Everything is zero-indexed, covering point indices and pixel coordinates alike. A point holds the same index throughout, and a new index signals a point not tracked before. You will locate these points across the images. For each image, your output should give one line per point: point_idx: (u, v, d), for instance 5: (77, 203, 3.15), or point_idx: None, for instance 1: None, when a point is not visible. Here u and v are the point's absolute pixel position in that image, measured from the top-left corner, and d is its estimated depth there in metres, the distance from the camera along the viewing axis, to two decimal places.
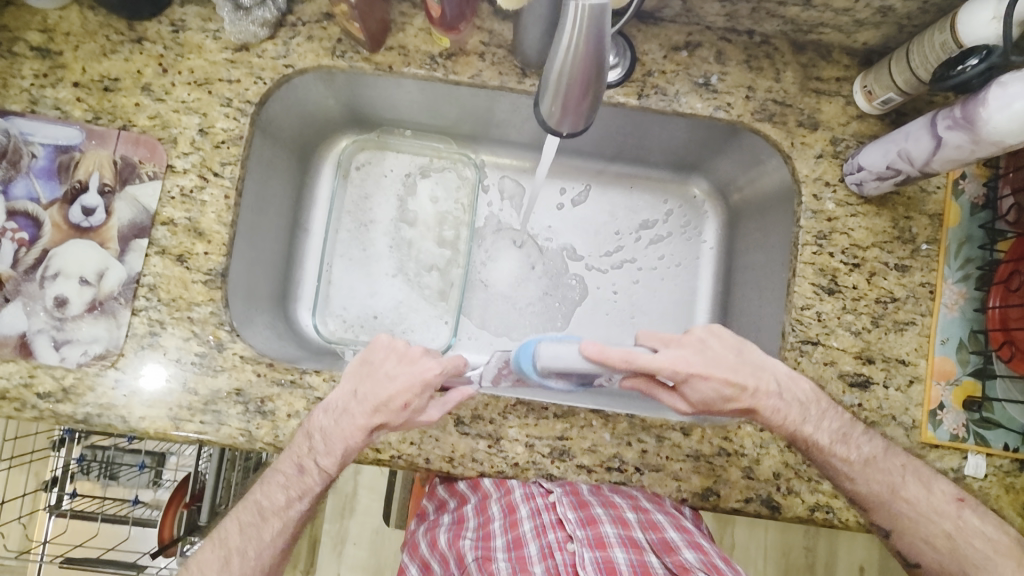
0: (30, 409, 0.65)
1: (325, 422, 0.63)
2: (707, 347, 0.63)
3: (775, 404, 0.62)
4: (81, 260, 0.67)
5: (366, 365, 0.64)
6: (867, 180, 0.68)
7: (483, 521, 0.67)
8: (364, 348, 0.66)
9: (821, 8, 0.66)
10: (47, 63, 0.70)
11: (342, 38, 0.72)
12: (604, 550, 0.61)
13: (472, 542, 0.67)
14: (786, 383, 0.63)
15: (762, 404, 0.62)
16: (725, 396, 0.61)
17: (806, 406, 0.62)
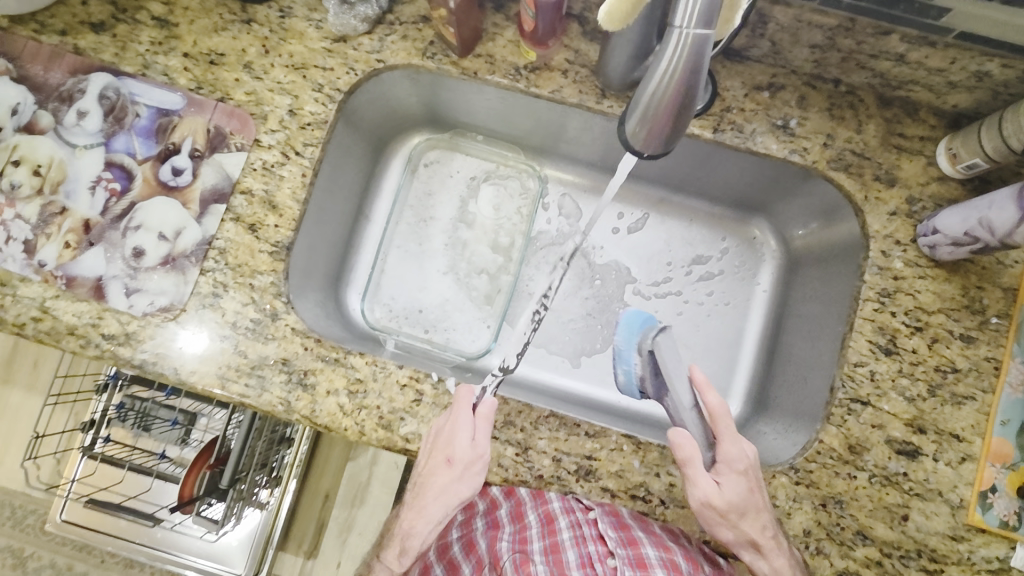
0: (93, 347, 0.69)
1: (438, 483, 0.64)
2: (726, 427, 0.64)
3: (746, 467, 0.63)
4: (162, 216, 0.72)
5: (437, 435, 0.66)
6: (941, 244, 0.66)
7: (519, 529, 0.71)
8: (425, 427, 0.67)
9: (915, 64, 0.65)
10: (163, 32, 0.76)
11: (434, 41, 0.75)
12: (644, 571, 0.63)
13: (509, 545, 0.71)
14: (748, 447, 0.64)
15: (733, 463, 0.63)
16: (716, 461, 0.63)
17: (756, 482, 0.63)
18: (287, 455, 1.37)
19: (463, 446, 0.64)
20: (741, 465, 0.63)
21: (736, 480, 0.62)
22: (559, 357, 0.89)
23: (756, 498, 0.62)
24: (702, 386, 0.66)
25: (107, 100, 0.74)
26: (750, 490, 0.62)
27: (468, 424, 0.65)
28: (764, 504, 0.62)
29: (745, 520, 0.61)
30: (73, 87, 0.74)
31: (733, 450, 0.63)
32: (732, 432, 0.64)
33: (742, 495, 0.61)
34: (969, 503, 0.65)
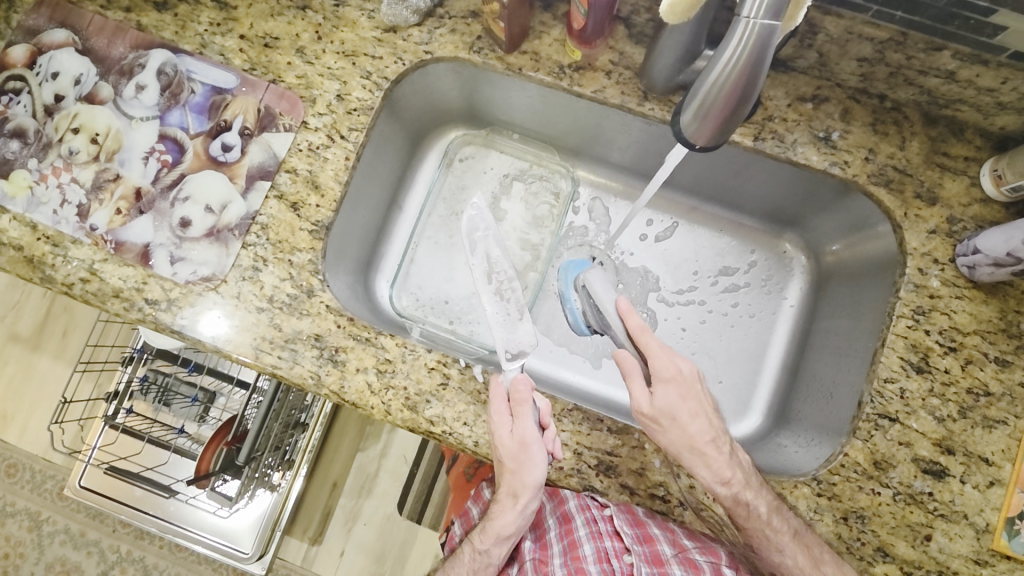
0: (136, 311, 0.71)
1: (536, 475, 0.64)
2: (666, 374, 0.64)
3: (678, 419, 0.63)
4: (209, 190, 0.74)
5: (516, 449, 0.63)
6: (981, 265, 0.65)
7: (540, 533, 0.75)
8: (502, 447, 0.63)
9: (964, 83, 0.65)
10: (222, 14, 0.78)
11: (482, 36, 0.76)
12: (661, 567, 0.66)
13: (531, 545, 0.75)
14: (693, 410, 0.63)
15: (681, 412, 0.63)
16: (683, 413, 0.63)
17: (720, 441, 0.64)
18: (301, 440, 1.38)
19: (505, 441, 0.63)
20: (671, 376, 0.64)
21: (668, 389, 0.63)
22: (581, 357, 0.89)
23: (694, 404, 0.64)
24: (624, 310, 0.68)
25: (165, 76, 0.77)
26: (683, 396, 0.63)
27: (503, 418, 0.64)
28: (703, 412, 0.64)
29: (681, 421, 0.63)
30: (133, 61, 0.77)
31: (665, 364, 0.64)
32: (663, 347, 0.65)
33: (673, 402, 0.63)
34: (995, 528, 0.64)
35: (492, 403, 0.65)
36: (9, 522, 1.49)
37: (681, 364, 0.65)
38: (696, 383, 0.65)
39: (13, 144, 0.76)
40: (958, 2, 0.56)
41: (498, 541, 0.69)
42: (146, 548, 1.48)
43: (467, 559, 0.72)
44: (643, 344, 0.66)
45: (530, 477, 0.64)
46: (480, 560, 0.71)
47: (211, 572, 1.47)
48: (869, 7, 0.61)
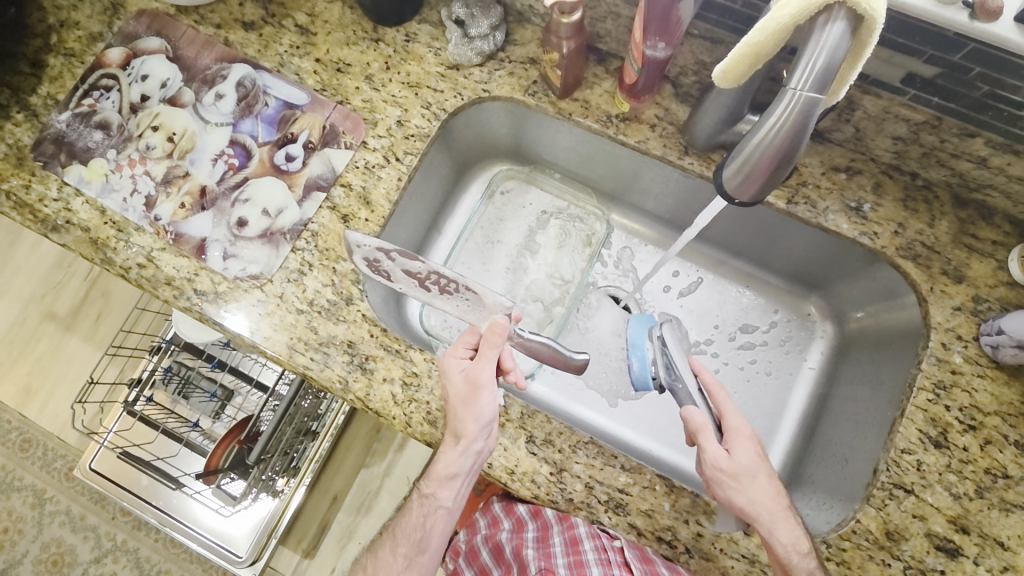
0: (185, 299, 0.75)
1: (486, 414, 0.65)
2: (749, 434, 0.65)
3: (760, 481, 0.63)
4: (268, 195, 0.79)
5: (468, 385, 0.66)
6: (1005, 346, 0.66)
7: (544, 546, 0.75)
8: (449, 382, 0.67)
9: (995, 170, 0.67)
10: (302, 39, 0.85)
11: (537, 81, 0.82)
12: None
13: (534, 553, 0.75)
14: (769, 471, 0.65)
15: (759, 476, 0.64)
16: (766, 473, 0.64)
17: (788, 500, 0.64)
18: (310, 449, 1.39)
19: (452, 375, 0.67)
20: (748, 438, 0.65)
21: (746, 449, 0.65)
22: (597, 393, 0.91)
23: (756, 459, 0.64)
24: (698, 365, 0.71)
25: (243, 88, 0.83)
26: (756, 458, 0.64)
27: (459, 357, 0.68)
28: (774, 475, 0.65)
29: (758, 479, 0.63)
30: (216, 72, 0.84)
31: (740, 422, 0.66)
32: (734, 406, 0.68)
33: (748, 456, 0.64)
34: None
35: (461, 342, 0.69)
36: (13, 497, 1.51)
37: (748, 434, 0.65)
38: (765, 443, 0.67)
39: (97, 134, 0.82)
40: (993, 95, 0.60)
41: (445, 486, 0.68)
42: (141, 539, 1.49)
43: (415, 510, 0.72)
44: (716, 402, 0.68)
45: (468, 414, 0.65)
46: (427, 509, 0.71)
47: (201, 572, 1.47)
48: (907, 90, 0.65)
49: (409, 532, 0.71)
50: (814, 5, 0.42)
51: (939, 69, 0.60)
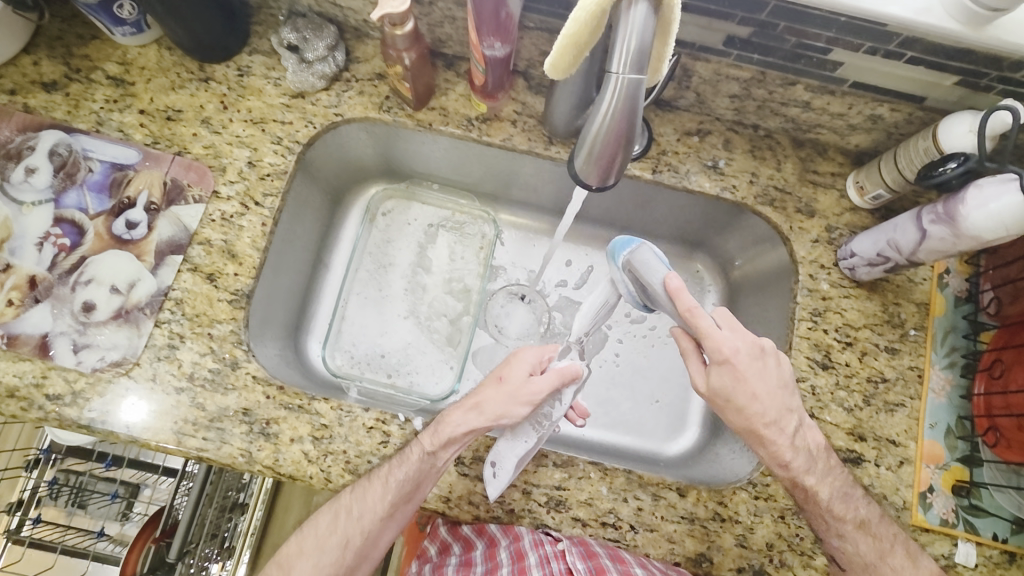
0: (37, 409, 0.66)
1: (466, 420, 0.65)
2: (765, 362, 0.61)
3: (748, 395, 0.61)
4: (114, 270, 0.70)
5: (476, 406, 0.66)
6: (859, 266, 0.73)
7: (492, 567, 0.69)
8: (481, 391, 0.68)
9: (819, 111, 0.74)
10: (119, 91, 0.76)
11: (389, 96, 0.79)
12: None
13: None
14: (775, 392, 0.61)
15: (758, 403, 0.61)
16: (732, 386, 0.61)
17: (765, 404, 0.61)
18: (241, 523, 1.27)
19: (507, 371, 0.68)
20: (725, 360, 0.60)
21: (721, 372, 0.61)
22: None
23: (744, 386, 0.60)
24: (676, 291, 0.60)
25: (58, 156, 0.73)
26: (740, 380, 0.60)
27: (523, 370, 0.68)
28: (765, 395, 0.61)
29: (746, 388, 0.60)
30: (21, 144, 0.73)
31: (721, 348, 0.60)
32: (716, 329, 0.60)
33: (771, 388, 0.61)
34: (912, 504, 0.69)
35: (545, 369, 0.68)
36: None
37: (735, 342, 0.60)
38: (761, 364, 0.61)
39: None
40: (801, 44, 0.64)
41: (451, 445, 0.65)
42: None
43: (412, 461, 0.64)
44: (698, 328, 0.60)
45: (489, 403, 0.66)
46: (426, 464, 0.64)
47: None
48: (730, 51, 0.68)
49: (400, 481, 0.63)
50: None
51: (752, 28, 0.64)
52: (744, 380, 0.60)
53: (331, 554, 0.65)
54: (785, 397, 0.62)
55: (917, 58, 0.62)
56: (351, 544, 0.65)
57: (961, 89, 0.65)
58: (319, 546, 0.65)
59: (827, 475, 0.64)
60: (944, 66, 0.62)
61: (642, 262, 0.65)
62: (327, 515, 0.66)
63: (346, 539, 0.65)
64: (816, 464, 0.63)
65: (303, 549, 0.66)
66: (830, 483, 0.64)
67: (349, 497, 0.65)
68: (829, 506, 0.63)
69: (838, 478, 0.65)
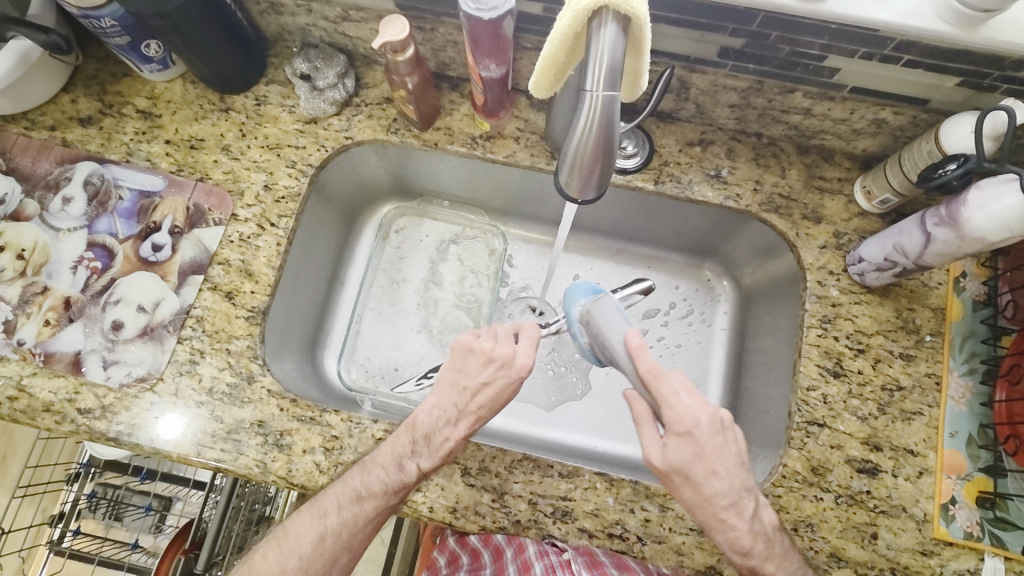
0: (69, 422, 0.70)
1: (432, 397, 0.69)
2: (724, 441, 0.60)
3: (700, 476, 0.59)
4: (141, 290, 0.75)
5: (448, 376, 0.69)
6: (868, 271, 0.71)
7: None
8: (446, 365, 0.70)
9: (821, 116, 0.74)
10: (147, 123, 0.82)
11: (397, 118, 0.82)
12: None
13: None
14: (735, 473, 0.60)
15: (704, 483, 0.59)
16: (699, 465, 0.59)
17: (736, 490, 0.60)
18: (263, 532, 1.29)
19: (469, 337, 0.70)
20: (686, 429, 0.59)
21: (679, 444, 0.59)
22: (528, 405, 0.89)
23: (706, 464, 0.59)
24: (636, 350, 0.60)
25: (92, 186, 0.78)
26: (700, 455, 0.59)
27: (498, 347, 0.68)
28: (724, 472, 0.60)
29: (694, 477, 0.59)
30: (59, 175, 0.79)
31: (679, 415, 0.59)
32: (679, 395, 0.59)
33: (730, 467, 0.60)
34: (933, 517, 0.67)
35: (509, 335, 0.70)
36: None
37: (697, 413, 0.59)
38: (714, 438, 0.59)
39: None
40: (796, 53, 0.64)
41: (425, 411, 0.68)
42: None
43: (370, 468, 0.66)
44: (657, 391, 0.59)
45: (458, 370, 0.69)
46: (389, 467, 0.66)
47: None
48: (726, 63, 0.69)
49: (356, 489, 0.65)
50: (584, 12, 0.44)
51: (744, 39, 0.64)
52: (699, 458, 0.59)
53: (308, 542, 0.67)
54: (745, 483, 0.60)
55: (915, 61, 0.62)
56: (328, 535, 0.66)
57: (965, 89, 0.64)
58: (300, 531, 0.67)
59: (784, 558, 0.62)
60: (944, 68, 0.62)
61: (603, 313, 0.66)
62: (313, 500, 0.68)
63: (323, 527, 0.66)
64: (774, 548, 0.62)
65: (287, 534, 0.67)
66: (788, 570, 0.62)
67: (316, 513, 0.67)
68: (785, 556, 0.62)
69: (794, 561, 0.63)
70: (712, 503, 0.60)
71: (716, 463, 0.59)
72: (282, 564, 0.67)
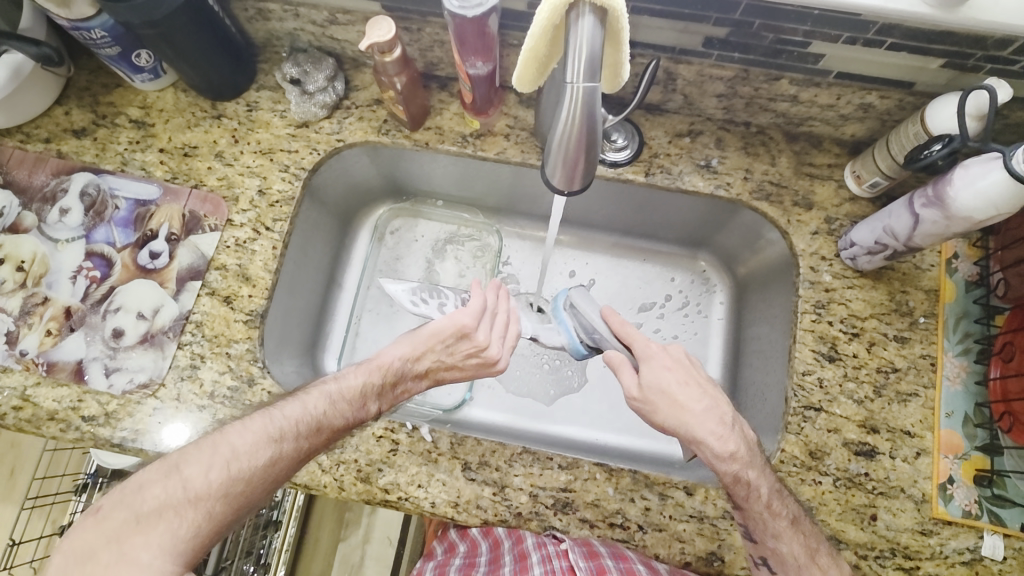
0: (74, 430, 0.71)
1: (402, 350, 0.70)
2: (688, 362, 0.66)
3: (675, 385, 0.63)
4: (140, 297, 0.76)
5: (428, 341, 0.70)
6: (860, 255, 0.72)
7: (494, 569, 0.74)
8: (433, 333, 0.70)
9: (808, 103, 0.74)
10: (141, 132, 0.82)
11: (387, 119, 0.83)
12: None
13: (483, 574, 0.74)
14: (709, 387, 0.65)
15: (681, 391, 0.63)
16: (675, 380, 0.64)
17: (712, 401, 0.63)
18: (276, 540, 1.20)
19: (466, 319, 0.71)
20: (655, 351, 0.65)
21: (653, 364, 0.65)
22: (528, 400, 0.90)
23: (684, 375, 0.64)
24: (607, 311, 0.68)
25: (88, 196, 0.79)
26: (671, 370, 0.64)
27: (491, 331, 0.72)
28: (698, 387, 0.64)
29: (671, 391, 0.63)
30: (56, 187, 0.79)
31: (647, 342, 0.66)
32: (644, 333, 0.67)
33: (702, 382, 0.65)
34: (931, 496, 0.67)
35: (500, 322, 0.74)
36: None
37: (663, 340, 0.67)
38: (683, 359, 0.66)
39: None
40: (780, 40, 0.65)
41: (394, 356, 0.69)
42: None
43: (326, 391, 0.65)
44: (626, 335, 0.66)
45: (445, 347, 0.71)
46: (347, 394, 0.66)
47: None
48: (711, 53, 0.69)
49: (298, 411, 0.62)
50: (562, 4, 0.45)
51: (728, 28, 0.65)
52: (686, 383, 0.64)
53: (260, 465, 0.59)
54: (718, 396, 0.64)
55: (898, 44, 0.62)
56: (285, 457, 0.60)
57: (949, 71, 0.65)
58: (251, 450, 0.59)
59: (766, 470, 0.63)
60: (926, 50, 0.62)
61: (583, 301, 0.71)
62: (269, 417, 0.61)
63: (278, 450, 0.60)
64: (755, 457, 0.63)
65: (237, 453, 0.58)
66: (769, 480, 0.62)
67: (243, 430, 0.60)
68: (769, 502, 0.61)
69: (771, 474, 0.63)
70: (688, 413, 0.62)
71: (689, 372, 0.65)
72: (226, 485, 0.57)
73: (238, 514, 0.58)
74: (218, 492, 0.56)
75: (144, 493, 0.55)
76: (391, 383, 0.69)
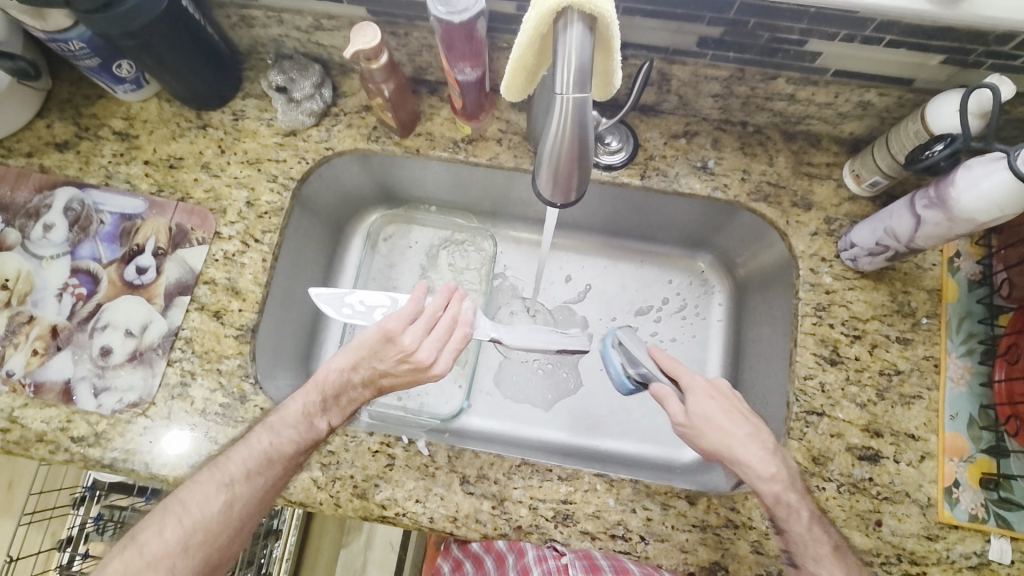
0: (63, 452, 0.70)
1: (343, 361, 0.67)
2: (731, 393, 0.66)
3: (718, 411, 0.63)
4: (128, 314, 0.74)
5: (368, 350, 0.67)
6: (860, 256, 0.71)
7: None
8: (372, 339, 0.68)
9: (806, 102, 0.73)
10: (125, 144, 0.81)
11: (377, 126, 0.81)
12: None
13: None
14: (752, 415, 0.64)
15: (726, 418, 0.63)
16: (721, 412, 0.63)
17: (755, 426, 0.63)
18: (276, 548, 1.18)
19: (394, 323, 0.68)
20: (700, 387, 0.65)
21: (701, 398, 0.64)
22: (527, 407, 0.89)
23: (728, 405, 0.64)
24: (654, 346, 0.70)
25: (72, 212, 0.78)
26: (716, 401, 0.64)
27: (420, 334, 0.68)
28: (746, 416, 0.64)
29: (717, 421, 0.63)
30: (39, 203, 0.78)
31: (694, 378, 0.66)
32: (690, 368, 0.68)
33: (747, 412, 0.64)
34: (937, 501, 0.66)
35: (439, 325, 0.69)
36: None
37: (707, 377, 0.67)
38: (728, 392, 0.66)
39: None
40: (776, 39, 0.63)
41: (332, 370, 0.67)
42: None
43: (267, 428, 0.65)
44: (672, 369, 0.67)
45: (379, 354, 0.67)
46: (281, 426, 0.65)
47: None
48: (706, 52, 0.68)
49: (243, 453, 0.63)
50: (550, 13, 0.43)
51: (722, 28, 0.63)
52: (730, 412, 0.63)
53: (215, 512, 0.60)
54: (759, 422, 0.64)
55: (897, 42, 0.61)
56: (238, 499, 0.61)
57: (949, 67, 0.63)
58: (203, 503, 0.61)
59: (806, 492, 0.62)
60: (926, 46, 0.61)
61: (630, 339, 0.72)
62: (214, 467, 0.62)
63: (229, 494, 0.61)
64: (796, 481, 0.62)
65: (187, 508, 0.60)
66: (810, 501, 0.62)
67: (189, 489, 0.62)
68: (811, 526, 0.61)
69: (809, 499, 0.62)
70: (732, 438, 0.62)
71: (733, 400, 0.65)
72: (185, 539, 0.60)
73: (213, 559, 0.61)
74: (178, 548, 0.59)
75: (109, 567, 0.59)
76: (333, 398, 0.67)
